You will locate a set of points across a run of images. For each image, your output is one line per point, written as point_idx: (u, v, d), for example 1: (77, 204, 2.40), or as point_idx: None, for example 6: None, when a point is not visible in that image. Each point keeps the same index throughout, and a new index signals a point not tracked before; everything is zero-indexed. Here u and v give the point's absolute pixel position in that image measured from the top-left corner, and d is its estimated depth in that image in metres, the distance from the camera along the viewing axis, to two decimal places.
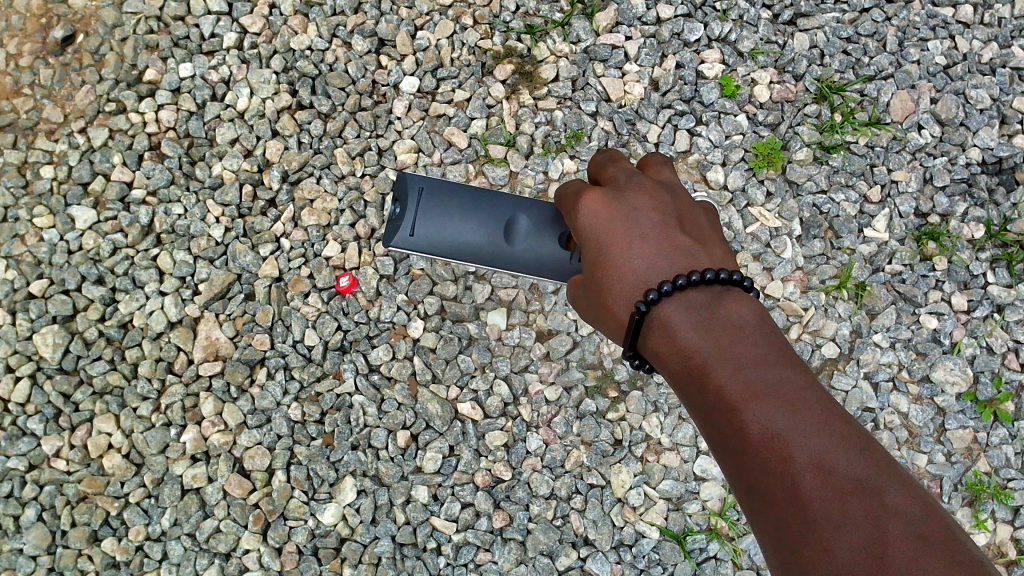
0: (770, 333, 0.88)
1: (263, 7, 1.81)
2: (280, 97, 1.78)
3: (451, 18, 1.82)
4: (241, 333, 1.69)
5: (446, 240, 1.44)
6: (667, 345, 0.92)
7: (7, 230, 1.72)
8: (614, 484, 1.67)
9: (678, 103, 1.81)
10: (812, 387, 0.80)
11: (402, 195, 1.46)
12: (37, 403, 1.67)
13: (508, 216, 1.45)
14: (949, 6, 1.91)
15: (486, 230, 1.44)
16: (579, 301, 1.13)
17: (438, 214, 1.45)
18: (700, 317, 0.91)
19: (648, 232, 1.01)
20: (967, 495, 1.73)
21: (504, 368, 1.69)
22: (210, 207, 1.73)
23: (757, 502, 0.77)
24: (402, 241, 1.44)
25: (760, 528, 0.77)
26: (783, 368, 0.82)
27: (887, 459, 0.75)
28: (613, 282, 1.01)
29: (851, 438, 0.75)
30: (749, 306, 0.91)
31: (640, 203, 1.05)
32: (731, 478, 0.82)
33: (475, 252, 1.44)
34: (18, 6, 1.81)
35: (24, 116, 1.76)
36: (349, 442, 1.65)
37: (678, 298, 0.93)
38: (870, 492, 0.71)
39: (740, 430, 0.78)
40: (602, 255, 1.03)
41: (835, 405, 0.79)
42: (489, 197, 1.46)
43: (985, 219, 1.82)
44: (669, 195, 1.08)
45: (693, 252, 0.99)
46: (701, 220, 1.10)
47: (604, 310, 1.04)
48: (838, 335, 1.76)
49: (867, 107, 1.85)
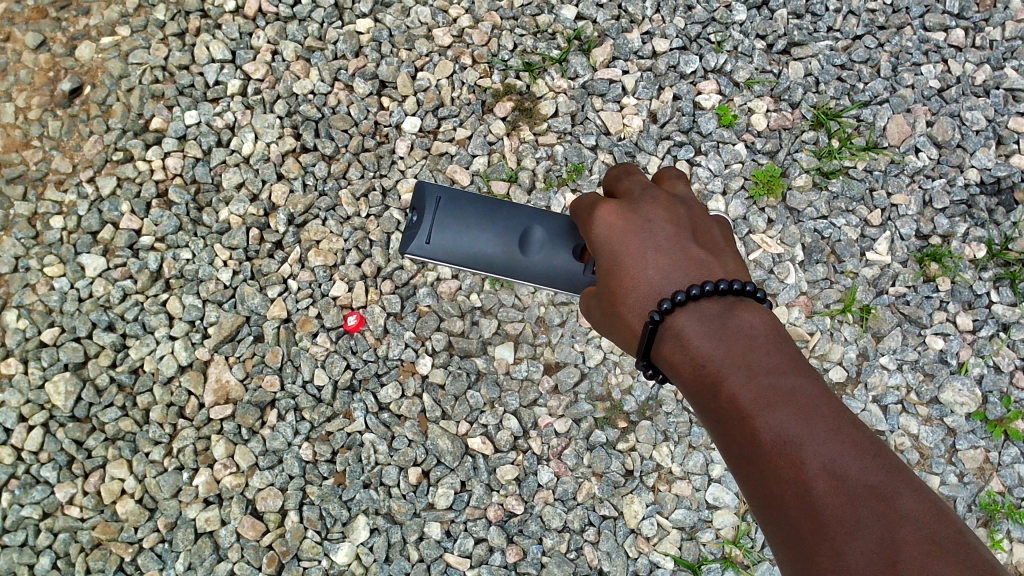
0: (784, 342, 0.88)
1: (265, 54, 1.85)
2: (285, 140, 1.80)
3: (450, 58, 1.86)
4: (251, 374, 1.70)
5: (462, 250, 1.39)
6: (680, 355, 0.93)
7: (18, 280, 1.74)
8: (626, 515, 1.67)
9: (676, 134, 1.84)
10: (825, 394, 0.80)
11: (420, 204, 1.41)
12: (50, 450, 1.68)
13: (525, 225, 1.39)
14: (940, 31, 1.94)
15: (503, 240, 1.39)
16: (593, 312, 1.13)
17: (455, 223, 1.40)
18: (712, 326, 0.91)
19: (662, 242, 1.02)
20: (982, 515, 1.72)
21: (514, 403, 1.70)
22: (218, 251, 1.74)
23: (771, 509, 0.77)
24: (419, 249, 1.40)
25: (773, 535, 0.77)
26: (795, 375, 0.82)
27: (899, 465, 0.75)
28: (627, 293, 1.02)
29: (865, 444, 0.76)
30: (763, 315, 0.92)
31: (655, 215, 1.05)
32: (744, 486, 0.83)
33: (491, 262, 1.39)
34: (26, 60, 1.85)
35: (34, 167, 1.79)
36: (361, 481, 1.65)
37: (692, 308, 0.94)
38: (883, 497, 0.71)
39: (753, 437, 0.79)
40: (616, 265, 1.04)
41: (848, 412, 0.79)
42: (506, 207, 1.42)
43: (986, 238, 1.83)
44: (683, 207, 1.09)
45: (707, 264, 1.00)
46: (715, 231, 1.10)
47: (617, 320, 1.05)
48: (845, 359, 1.76)
49: (863, 132, 1.87)
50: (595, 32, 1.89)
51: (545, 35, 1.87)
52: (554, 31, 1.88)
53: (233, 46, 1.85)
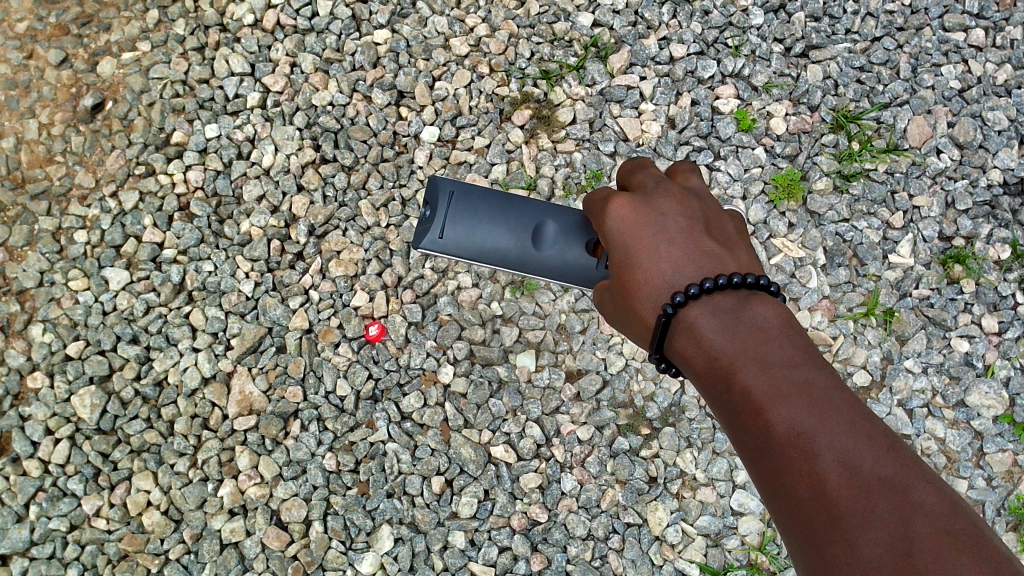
0: (797, 335, 0.87)
1: (284, 67, 1.86)
2: (304, 152, 1.81)
3: (467, 68, 1.86)
4: (274, 386, 1.71)
5: (475, 244, 1.39)
6: (693, 348, 0.92)
7: (44, 294, 1.76)
8: (650, 522, 1.66)
9: (695, 139, 1.83)
10: (839, 387, 0.79)
11: (433, 198, 1.42)
12: (77, 463, 1.69)
13: (538, 220, 1.39)
14: (960, 31, 1.93)
15: (516, 236, 1.39)
16: (605, 306, 1.12)
17: (468, 218, 1.40)
18: (726, 319, 0.90)
19: (675, 235, 1.01)
20: (1011, 519, 1.70)
21: (536, 411, 1.70)
22: (239, 263, 1.76)
23: (784, 503, 0.76)
24: (431, 244, 1.40)
25: (787, 529, 0.76)
26: (809, 368, 0.81)
27: (914, 458, 0.74)
28: (640, 286, 1.01)
29: (879, 437, 0.74)
30: (776, 309, 0.91)
31: (668, 208, 1.04)
32: (757, 480, 0.82)
33: (504, 258, 1.38)
34: (49, 77, 1.87)
35: (58, 183, 1.81)
36: (384, 490, 1.66)
37: (704, 302, 0.93)
38: (897, 489, 0.70)
39: (765, 430, 0.78)
40: (628, 258, 1.03)
41: (862, 406, 0.78)
42: (520, 201, 1.41)
43: (1010, 239, 1.81)
44: (696, 201, 1.08)
45: (720, 257, 0.99)
46: (729, 226, 1.08)
47: (629, 313, 1.04)
48: (869, 363, 1.75)
49: (884, 134, 1.86)
50: (612, 39, 1.89)
51: (562, 43, 1.88)
52: (571, 38, 1.88)
53: (253, 59, 1.87)
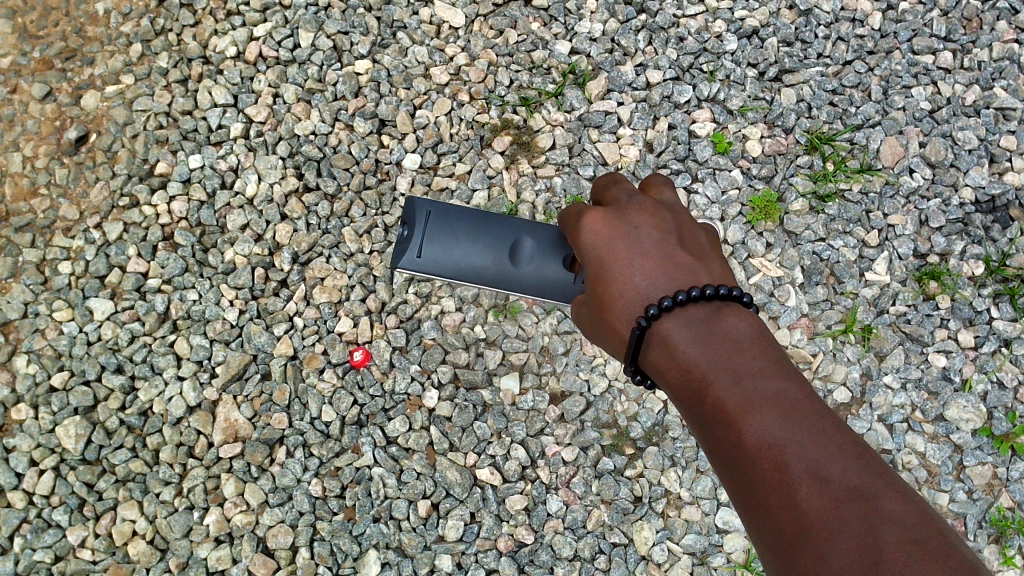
0: (769, 346, 0.89)
1: (267, 97, 1.88)
2: (287, 181, 1.83)
3: (448, 96, 1.89)
4: (259, 413, 1.71)
5: (453, 262, 1.41)
6: (667, 360, 0.93)
7: (28, 326, 1.76)
8: (637, 542, 1.68)
9: (673, 162, 1.86)
10: (810, 398, 0.81)
11: (410, 218, 1.43)
12: (61, 494, 1.68)
13: (515, 237, 1.42)
14: (928, 54, 1.97)
15: (494, 253, 1.41)
16: (583, 319, 1.14)
17: (445, 237, 1.42)
18: (698, 331, 0.92)
19: (648, 249, 1.03)
20: (992, 532, 1.73)
21: (521, 432, 1.71)
22: (224, 292, 1.76)
23: (756, 513, 0.77)
24: (410, 263, 1.41)
25: (760, 539, 0.78)
26: (781, 379, 0.83)
27: (883, 467, 0.76)
28: (616, 300, 1.02)
29: (849, 446, 0.76)
30: (749, 320, 0.93)
31: (641, 221, 1.07)
32: (731, 491, 0.83)
33: (483, 275, 1.41)
34: (33, 111, 1.88)
35: (42, 216, 1.82)
36: (371, 515, 1.66)
37: (678, 314, 0.95)
38: (867, 499, 0.72)
39: (737, 441, 0.80)
40: (604, 273, 1.05)
41: (833, 416, 0.80)
42: (496, 219, 1.44)
43: (984, 255, 1.85)
44: (669, 214, 1.10)
45: (694, 269, 1.01)
46: (702, 238, 1.11)
47: (606, 327, 1.06)
48: (849, 379, 1.78)
49: (857, 154, 1.90)
50: (589, 66, 1.92)
51: (540, 70, 1.91)
52: (549, 65, 1.91)
53: (235, 90, 1.89)
